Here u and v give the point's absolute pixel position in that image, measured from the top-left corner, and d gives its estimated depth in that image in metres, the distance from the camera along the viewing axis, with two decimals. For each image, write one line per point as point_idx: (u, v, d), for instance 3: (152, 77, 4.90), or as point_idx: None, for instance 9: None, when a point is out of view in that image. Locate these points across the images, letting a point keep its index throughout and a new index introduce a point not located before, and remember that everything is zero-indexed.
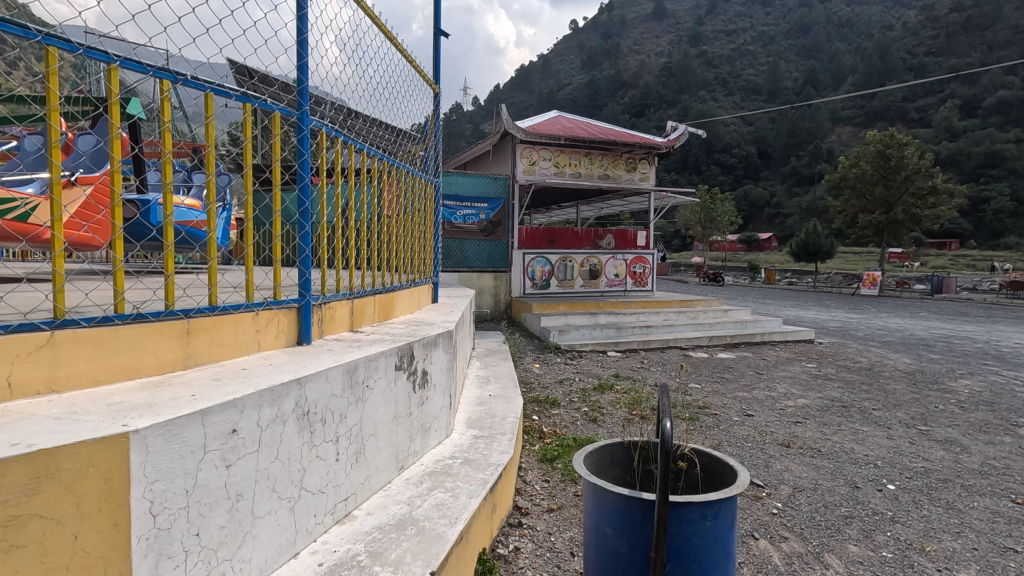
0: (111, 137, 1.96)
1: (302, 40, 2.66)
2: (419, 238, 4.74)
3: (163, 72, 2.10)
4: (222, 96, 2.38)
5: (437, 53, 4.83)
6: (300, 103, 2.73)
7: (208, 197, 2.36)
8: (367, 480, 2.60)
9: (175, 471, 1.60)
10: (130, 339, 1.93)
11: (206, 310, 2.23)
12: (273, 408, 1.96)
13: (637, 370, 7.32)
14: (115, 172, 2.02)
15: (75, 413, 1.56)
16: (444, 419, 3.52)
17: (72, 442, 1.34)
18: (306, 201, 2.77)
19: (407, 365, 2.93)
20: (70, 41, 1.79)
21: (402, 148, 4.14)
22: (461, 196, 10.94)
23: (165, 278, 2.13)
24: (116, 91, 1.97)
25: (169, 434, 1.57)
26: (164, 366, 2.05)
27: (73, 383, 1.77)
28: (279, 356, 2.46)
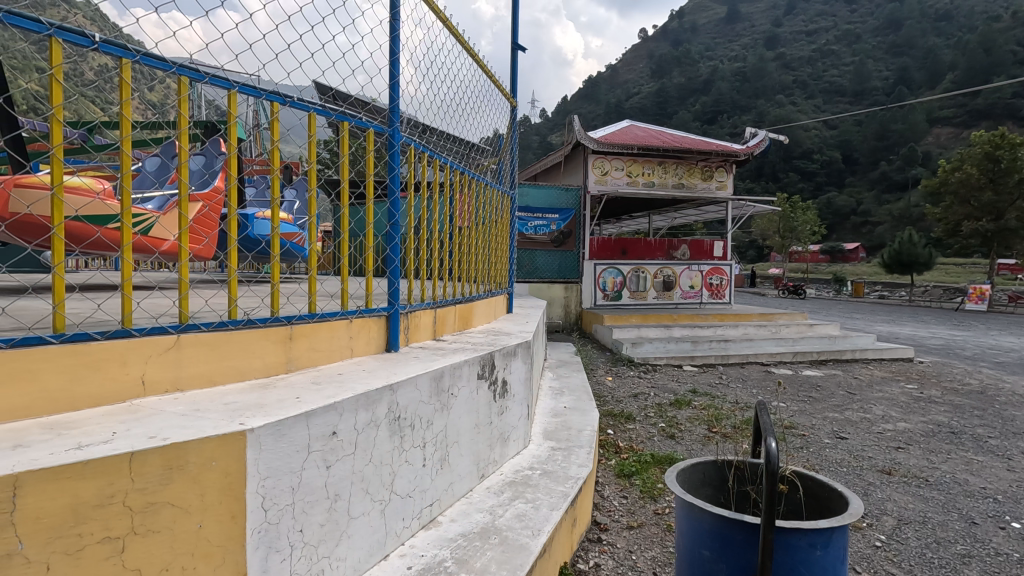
0: (229, 155, 2.15)
1: (394, 61, 2.79)
2: (496, 249, 4.82)
3: (275, 96, 2.30)
4: (323, 116, 2.55)
5: (515, 66, 4.92)
6: (391, 120, 2.87)
7: (309, 211, 2.52)
8: (450, 486, 2.64)
9: (283, 469, 1.69)
10: (243, 343, 2.07)
11: (307, 317, 2.36)
12: (368, 412, 2.03)
13: (716, 386, 7.01)
14: (233, 188, 2.20)
15: (197, 410, 1.69)
16: (522, 429, 3.53)
17: (198, 438, 1.45)
18: (396, 214, 2.89)
19: (488, 375, 2.97)
20: (198, 70, 2.01)
21: (479, 161, 4.24)
22: (532, 207, 11.03)
23: (272, 287, 2.26)
24: (234, 115, 2.17)
25: (279, 434, 1.66)
26: (269, 369, 2.19)
27: (193, 383, 1.92)
28: (370, 362, 2.56)
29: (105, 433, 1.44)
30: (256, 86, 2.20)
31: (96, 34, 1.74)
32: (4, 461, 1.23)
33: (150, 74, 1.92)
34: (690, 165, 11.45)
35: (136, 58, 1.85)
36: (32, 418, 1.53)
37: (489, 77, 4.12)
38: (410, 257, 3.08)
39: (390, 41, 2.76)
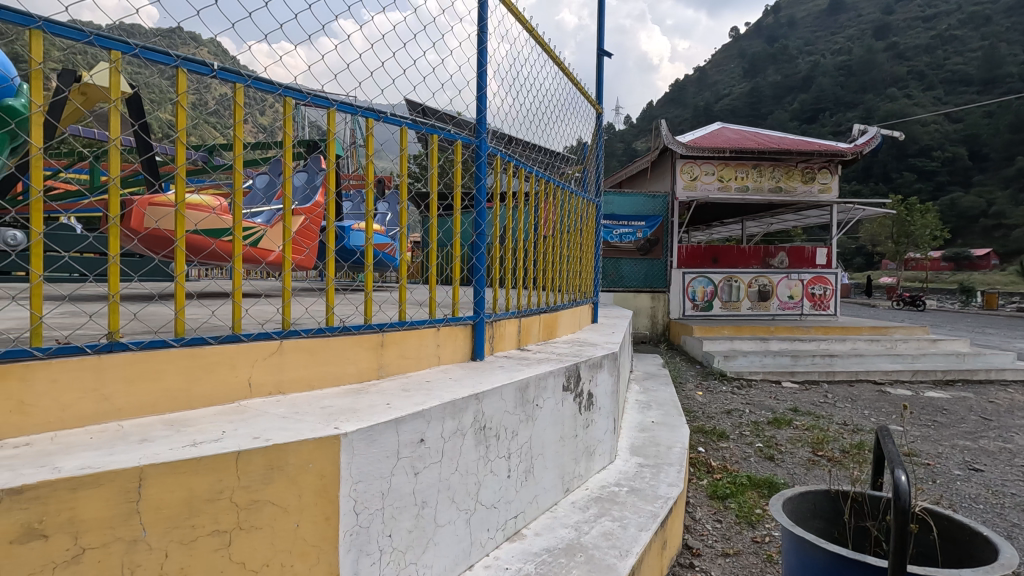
0: (329, 169, 2.25)
1: (481, 73, 2.83)
2: (581, 258, 4.74)
3: (369, 112, 2.41)
4: (414, 130, 2.63)
5: (600, 72, 4.85)
6: (479, 131, 2.90)
7: (400, 222, 2.58)
8: (534, 499, 2.59)
9: (374, 474, 1.73)
10: (338, 349, 2.16)
11: (397, 325, 2.43)
12: (454, 421, 2.04)
13: (821, 405, 6.43)
14: (331, 201, 2.30)
15: (297, 413, 1.78)
16: (608, 444, 3.42)
17: (297, 440, 1.52)
18: (482, 223, 2.92)
19: (574, 387, 2.90)
20: (302, 91, 2.14)
21: (564, 170, 4.20)
22: (617, 215, 10.65)
23: (365, 295, 2.33)
24: (332, 132, 2.29)
25: (370, 439, 1.70)
26: (362, 375, 2.27)
27: (294, 386, 2.03)
28: (456, 371, 2.58)
29: (217, 432, 1.55)
30: (352, 103, 2.31)
31: (215, 62, 1.90)
32: (131, 454, 1.35)
33: (260, 97, 2.08)
34: (789, 167, 10.71)
35: (247, 82, 2.00)
36: (155, 414, 1.67)
37: (574, 84, 4.08)
38: (496, 266, 3.10)
39: (478, 54, 2.81)
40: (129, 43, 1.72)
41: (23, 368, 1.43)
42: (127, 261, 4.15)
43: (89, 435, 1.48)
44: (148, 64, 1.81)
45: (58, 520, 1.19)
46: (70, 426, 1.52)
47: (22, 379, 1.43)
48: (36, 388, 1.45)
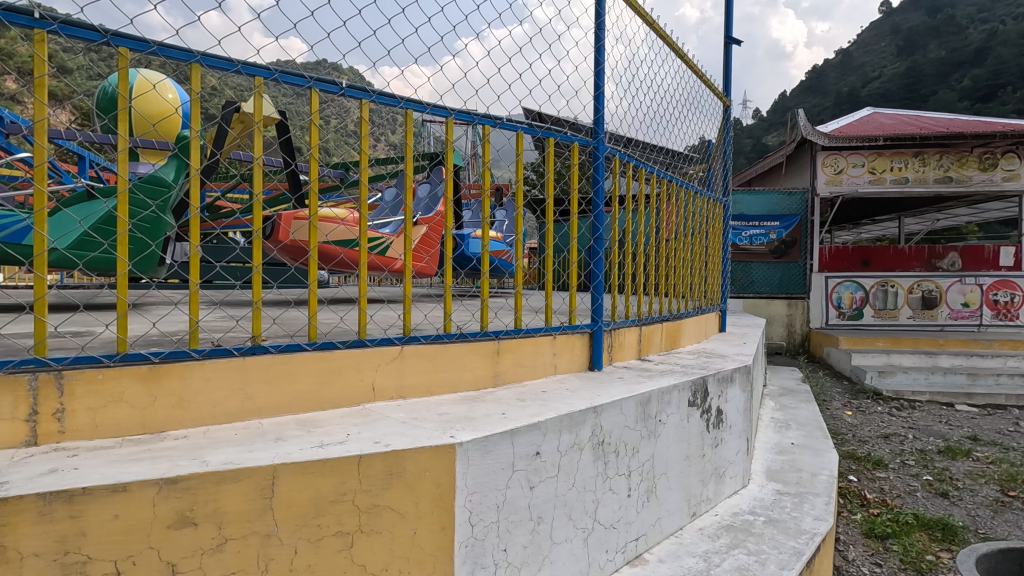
0: (447, 178, 2.28)
1: (598, 71, 2.73)
2: (707, 263, 4.40)
3: (485, 119, 2.40)
4: (530, 135, 2.59)
5: (729, 61, 4.50)
6: (597, 131, 2.79)
7: (516, 228, 2.55)
8: (657, 522, 2.41)
9: (489, 485, 1.69)
10: (456, 355, 2.18)
11: (513, 332, 2.39)
12: (572, 434, 1.95)
13: (1010, 435, 5.36)
14: (449, 209, 2.31)
15: (416, 419, 1.80)
16: (741, 466, 3.11)
17: (414, 447, 1.53)
18: (600, 228, 2.80)
19: (701, 402, 2.67)
20: (421, 103, 2.19)
21: (687, 170, 3.93)
22: (747, 215, 10.03)
23: (482, 302, 2.31)
24: (450, 142, 2.32)
25: (485, 450, 1.66)
26: (479, 382, 2.26)
27: (414, 391, 2.07)
28: (574, 381, 2.49)
29: (342, 434, 1.61)
30: (468, 111, 2.33)
31: (343, 80, 2.02)
32: (267, 452, 1.44)
33: (385, 112, 2.17)
34: (962, 153, 9.17)
35: (372, 98, 2.10)
36: (290, 414, 1.79)
37: (699, 77, 3.81)
38: (614, 272, 2.96)
39: (595, 52, 2.71)
40: (269, 69, 1.87)
41: (182, 367, 1.60)
42: (271, 270, 4.59)
43: (234, 431, 1.61)
44: (286, 87, 1.96)
45: (206, 510, 1.29)
46: (221, 421, 1.67)
47: (181, 377, 1.60)
48: (193, 385, 1.62)
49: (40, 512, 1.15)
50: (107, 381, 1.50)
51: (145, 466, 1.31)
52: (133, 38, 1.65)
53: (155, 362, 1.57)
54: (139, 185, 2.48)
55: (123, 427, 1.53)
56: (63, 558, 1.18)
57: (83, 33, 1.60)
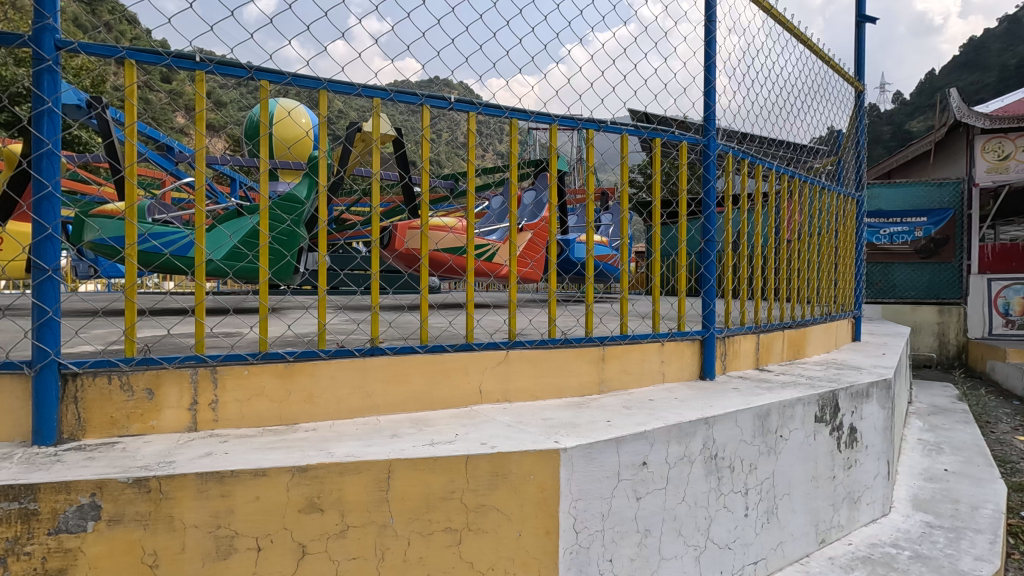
0: (551, 184, 2.28)
1: (709, 66, 2.60)
2: (837, 265, 4.00)
3: (589, 123, 2.39)
4: (636, 137, 2.53)
5: (862, 41, 4.07)
6: (708, 129, 2.64)
7: (621, 232, 2.49)
8: (779, 546, 2.23)
9: (594, 493, 1.66)
10: (560, 361, 2.18)
11: (619, 338, 2.34)
12: (681, 446, 1.87)
13: None
14: (553, 215, 2.31)
15: (520, 423, 1.82)
16: (880, 492, 2.78)
17: (519, 450, 1.55)
18: (712, 229, 2.64)
19: (830, 419, 2.42)
20: (525, 111, 2.23)
21: (812, 164, 3.61)
22: (885, 211, 9.03)
23: (586, 307, 2.28)
24: (554, 147, 2.33)
25: (590, 457, 1.64)
26: (583, 388, 2.24)
27: (519, 396, 2.10)
28: (684, 390, 2.38)
29: (451, 434, 1.68)
30: (572, 117, 2.33)
31: (452, 95, 2.12)
32: (383, 447, 1.54)
33: (492, 122, 2.25)
34: None
35: (479, 110, 2.18)
36: (405, 412, 1.89)
37: (827, 62, 3.49)
38: (729, 276, 2.80)
39: (705, 46, 2.59)
40: (386, 89, 2.00)
41: (312, 366, 1.77)
42: (388, 277, 4.90)
43: (355, 427, 1.74)
44: (401, 105, 2.08)
45: (331, 498, 1.41)
46: (344, 417, 1.82)
47: (311, 374, 1.77)
48: (320, 383, 1.78)
49: (199, 490, 1.34)
50: (251, 376, 1.70)
51: (281, 454, 1.46)
52: (272, 71, 1.86)
53: (289, 360, 1.75)
54: (278, 203, 2.81)
55: (263, 419, 1.72)
56: (216, 531, 1.35)
57: (232, 71, 1.82)
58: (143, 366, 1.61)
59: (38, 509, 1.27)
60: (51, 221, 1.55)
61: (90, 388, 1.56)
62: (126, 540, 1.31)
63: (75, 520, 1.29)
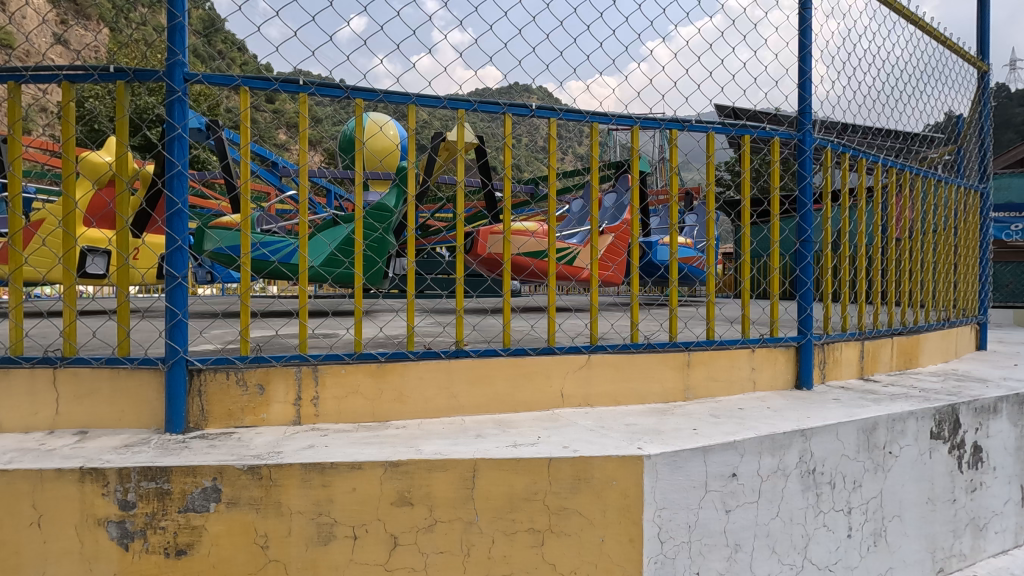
0: (633, 186, 2.24)
1: (803, 56, 2.45)
2: (957, 265, 3.61)
3: (673, 123, 2.32)
4: (723, 135, 2.43)
5: (986, 16, 3.66)
6: (803, 122, 2.48)
7: (707, 233, 2.40)
8: (888, 572, 2.04)
9: (680, 502, 1.61)
10: (643, 366, 2.14)
11: (705, 344, 2.26)
12: (775, 458, 1.77)
13: None
14: (636, 218, 2.27)
15: (603, 428, 1.81)
16: (1011, 520, 2.47)
17: (601, 455, 1.54)
18: (808, 228, 2.45)
19: (948, 435, 2.20)
20: (606, 114, 2.22)
21: (926, 155, 3.28)
22: (1014, 202, 8.01)
23: (670, 312, 2.22)
24: (636, 148, 2.29)
25: (675, 465, 1.60)
26: (668, 395, 2.18)
27: (601, 400, 2.09)
28: (777, 399, 2.25)
29: (533, 436, 1.70)
30: (655, 118, 2.28)
31: (533, 102, 2.16)
32: (469, 446, 1.59)
33: (572, 126, 2.26)
34: None
35: (560, 115, 2.20)
36: (488, 414, 1.94)
37: (943, 42, 3.16)
38: (828, 278, 2.61)
39: (800, 36, 2.44)
40: (470, 100, 2.07)
41: (402, 366, 1.86)
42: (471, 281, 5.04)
43: (442, 426, 1.81)
44: (484, 115, 2.15)
45: (420, 493, 1.49)
46: (431, 416, 1.90)
47: (401, 374, 1.86)
48: (410, 383, 1.87)
49: (303, 479, 1.45)
50: (347, 375, 1.82)
51: (375, 449, 1.56)
52: (365, 89, 1.98)
53: (381, 360, 1.85)
54: (369, 212, 2.99)
55: (359, 415, 1.84)
56: (318, 518, 1.46)
57: (331, 92, 1.97)
58: (255, 364, 1.77)
59: (170, 489, 1.43)
60: (180, 234, 1.74)
61: (211, 382, 1.74)
62: (242, 521, 1.45)
63: (200, 500, 1.44)
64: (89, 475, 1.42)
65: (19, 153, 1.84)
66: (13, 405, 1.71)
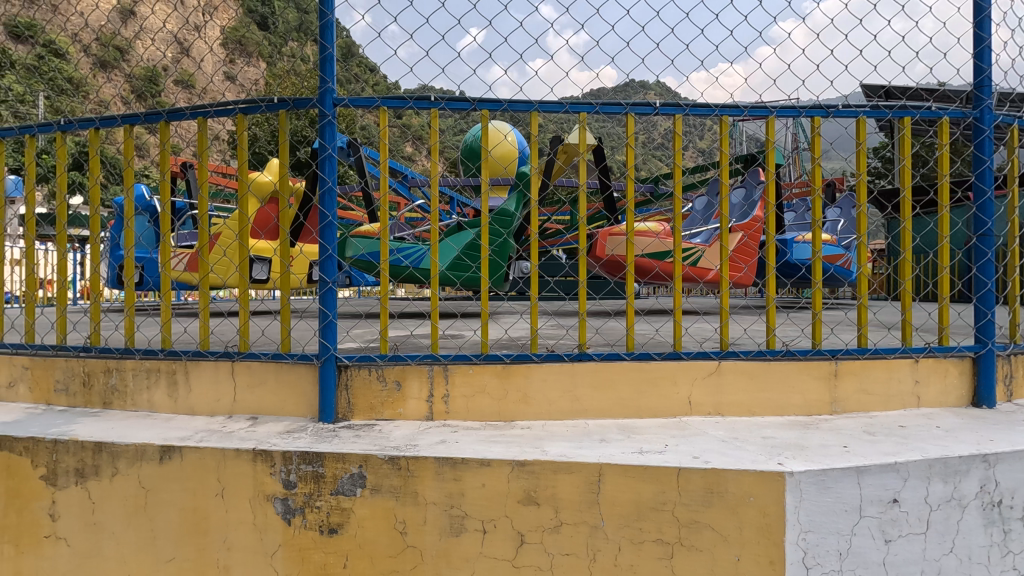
0: (768, 181, 2.07)
1: (980, 21, 2.11)
2: None
3: (816, 110, 2.11)
4: (877, 118, 2.17)
5: None
6: (982, 97, 2.10)
7: (858, 230, 2.14)
8: None
9: (829, 527, 1.46)
10: (782, 375, 1.98)
11: (856, 352, 2.04)
12: (947, 485, 1.55)
13: None
14: (772, 215, 2.09)
15: (737, 439, 1.71)
16: None
17: (736, 469, 1.45)
18: (989, 220, 2.09)
19: None
20: (738, 106, 2.08)
21: None
22: None
23: (813, 316, 2.02)
24: (771, 139, 2.12)
25: (823, 485, 1.46)
26: (811, 407, 2.00)
27: (734, 410, 1.97)
28: (949, 418, 1.96)
29: (661, 444, 1.65)
30: (794, 106, 2.10)
31: (658, 100, 2.10)
32: (594, 450, 1.58)
33: (698, 121, 2.16)
34: None
35: (686, 111, 2.10)
36: (612, 418, 1.92)
37: None
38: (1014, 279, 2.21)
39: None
40: (591, 103, 2.06)
41: (526, 368, 1.90)
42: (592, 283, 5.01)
43: (566, 428, 1.82)
44: (606, 117, 2.14)
45: (546, 494, 1.51)
46: (556, 418, 1.91)
47: (526, 376, 1.90)
48: (534, 384, 1.91)
49: (437, 472, 1.54)
50: (475, 375, 1.90)
51: (502, 448, 1.61)
52: (490, 100, 2.06)
53: (507, 362, 1.91)
54: (494, 219, 3.12)
55: (486, 414, 1.91)
56: (450, 510, 1.54)
57: (459, 105, 2.08)
58: (393, 362, 1.92)
59: (324, 472, 1.60)
60: (330, 243, 1.93)
61: (356, 378, 1.91)
62: (384, 507, 1.58)
63: (348, 485, 1.59)
64: (260, 456, 1.63)
65: (206, 177, 2.16)
66: (203, 392, 2.02)
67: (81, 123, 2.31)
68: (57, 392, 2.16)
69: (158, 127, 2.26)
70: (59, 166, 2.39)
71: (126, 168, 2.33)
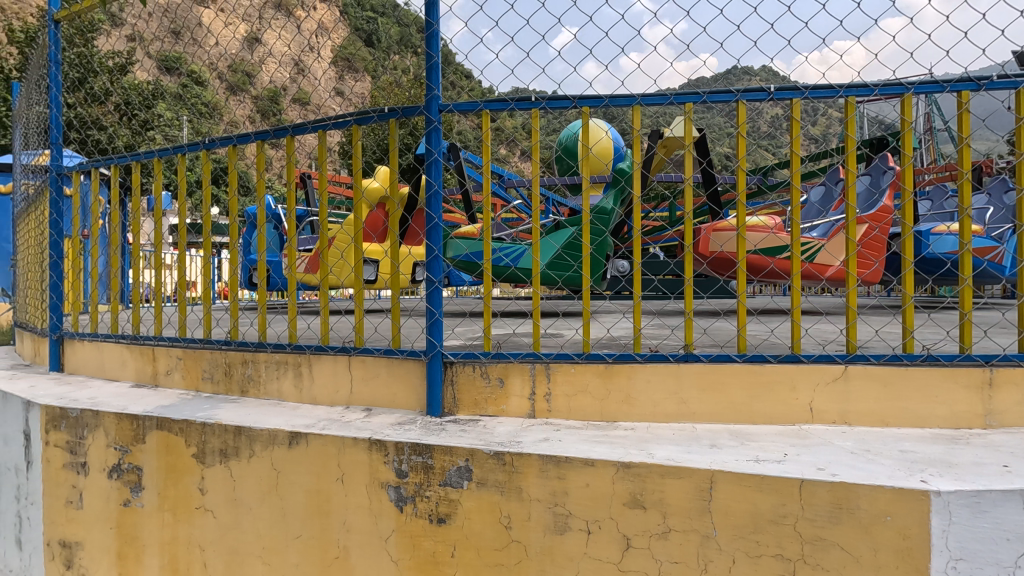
0: (904, 166, 1.87)
1: None
2: None
3: (964, 83, 1.87)
4: None
5: None
6: None
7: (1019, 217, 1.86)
8: None
9: (987, 556, 1.28)
10: (922, 382, 1.77)
11: (1016, 358, 1.77)
12: None
13: None
14: (909, 204, 1.88)
15: (868, 452, 1.55)
16: None
17: (870, 484, 1.32)
18: None
19: None
20: (867, 86, 1.89)
21: None
22: None
23: (962, 317, 1.79)
24: (908, 120, 1.91)
25: (978, 509, 1.28)
26: (959, 420, 1.77)
27: (864, 419, 1.79)
28: None
29: (779, 453, 1.54)
30: (936, 81, 1.87)
31: (771, 85, 1.96)
32: (705, 456, 1.51)
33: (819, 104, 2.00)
34: None
35: (805, 94, 1.95)
36: (722, 423, 1.82)
37: None
38: None
39: None
40: (698, 92, 1.97)
41: (630, 368, 1.86)
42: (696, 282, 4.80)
43: (673, 432, 1.76)
44: (713, 106, 2.03)
45: (653, 498, 1.46)
46: (661, 420, 1.85)
47: (629, 376, 1.86)
48: (638, 385, 1.86)
49: (541, 469, 1.55)
50: (577, 374, 1.89)
51: (606, 448, 1.58)
52: (591, 97, 2.04)
53: (609, 361, 1.88)
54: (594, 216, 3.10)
55: (589, 414, 1.89)
56: (554, 508, 1.55)
57: (560, 104, 2.08)
58: (496, 359, 1.95)
59: (433, 464, 1.66)
60: (436, 244, 2.00)
61: (461, 374, 1.97)
62: (489, 501, 1.61)
63: (456, 477, 1.65)
64: (375, 445, 1.73)
65: (326, 186, 2.33)
66: (324, 383, 2.19)
67: (221, 141, 2.58)
68: (204, 380, 2.44)
69: (285, 142, 2.47)
70: (204, 181, 2.69)
71: (258, 180, 2.58)
